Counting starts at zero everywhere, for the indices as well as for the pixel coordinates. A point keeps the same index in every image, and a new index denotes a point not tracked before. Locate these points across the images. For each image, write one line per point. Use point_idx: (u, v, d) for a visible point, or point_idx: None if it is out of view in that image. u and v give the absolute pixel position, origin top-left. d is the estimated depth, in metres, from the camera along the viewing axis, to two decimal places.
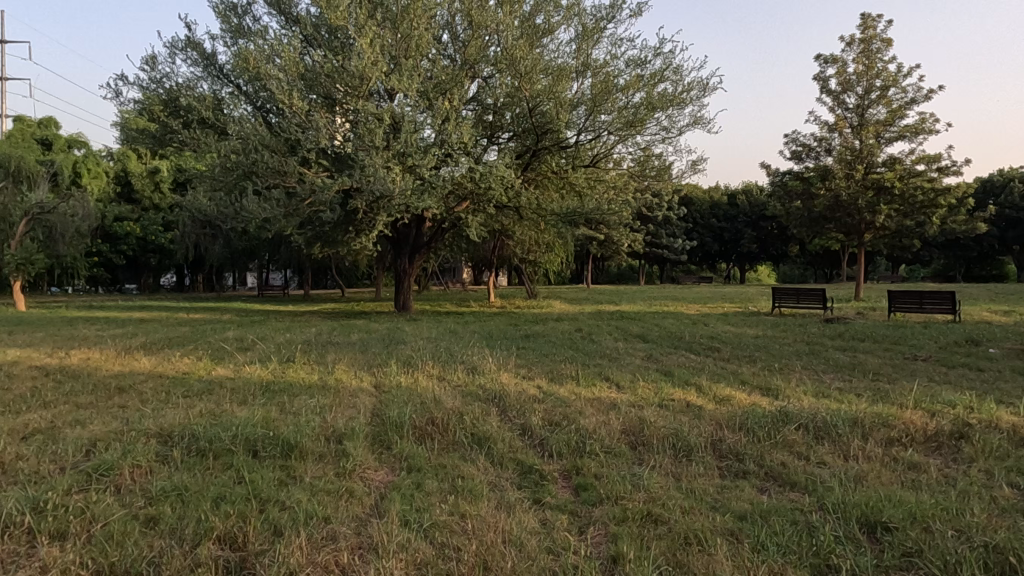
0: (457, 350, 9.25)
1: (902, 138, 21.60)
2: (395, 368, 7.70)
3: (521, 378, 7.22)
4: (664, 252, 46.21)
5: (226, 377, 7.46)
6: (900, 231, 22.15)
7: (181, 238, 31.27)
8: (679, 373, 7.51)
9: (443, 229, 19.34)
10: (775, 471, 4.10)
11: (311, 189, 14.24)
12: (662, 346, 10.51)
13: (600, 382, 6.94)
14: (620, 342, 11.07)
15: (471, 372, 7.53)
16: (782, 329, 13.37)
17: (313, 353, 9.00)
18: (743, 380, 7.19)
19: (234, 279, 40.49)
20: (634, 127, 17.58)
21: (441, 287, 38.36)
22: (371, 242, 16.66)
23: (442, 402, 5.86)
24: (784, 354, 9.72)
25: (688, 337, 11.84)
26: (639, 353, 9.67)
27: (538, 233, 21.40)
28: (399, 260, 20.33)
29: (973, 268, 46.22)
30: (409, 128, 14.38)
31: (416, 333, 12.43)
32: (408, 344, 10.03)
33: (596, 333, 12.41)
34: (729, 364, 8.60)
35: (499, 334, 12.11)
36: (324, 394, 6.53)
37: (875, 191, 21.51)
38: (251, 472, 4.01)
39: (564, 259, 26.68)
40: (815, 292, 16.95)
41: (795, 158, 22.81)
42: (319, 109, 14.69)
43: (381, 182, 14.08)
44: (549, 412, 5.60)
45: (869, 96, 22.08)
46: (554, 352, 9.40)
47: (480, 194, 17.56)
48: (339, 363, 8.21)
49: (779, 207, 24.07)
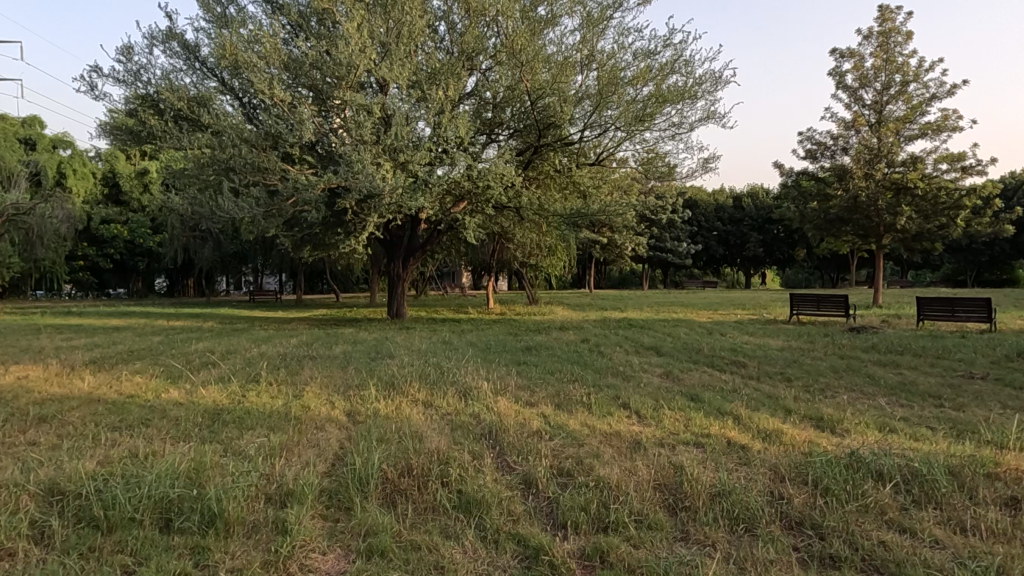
0: (450, 366, 8.15)
1: (923, 136, 20.48)
2: (375, 390, 6.58)
3: (523, 404, 6.09)
4: (668, 256, 45.03)
5: (175, 402, 6.32)
6: (921, 234, 21.02)
7: (170, 241, 30.20)
8: (708, 397, 6.40)
9: (439, 231, 18.19)
10: (874, 557, 2.98)
11: (295, 187, 13.11)
12: (680, 361, 9.40)
13: (617, 411, 5.80)
14: (632, 356, 9.94)
15: (462, 395, 6.42)
16: (806, 339, 12.26)
17: (286, 371, 7.87)
18: (785, 406, 6.08)
19: (227, 284, 39.35)
20: (642, 122, 16.44)
21: (439, 292, 37.25)
22: (361, 245, 15.54)
23: (425, 440, 4.73)
24: (820, 371, 8.60)
25: (706, 349, 10.72)
26: (656, 369, 8.56)
27: (539, 235, 20.27)
28: (391, 264, 19.13)
29: (983, 273, 45.09)
30: (401, 121, 13.26)
31: (407, 345, 11.33)
32: (396, 359, 8.91)
33: (604, 344, 11.29)
34: (763, 384, 7.49)
35: (499, 346, 10.96)
36: (284, 426, 5.38)
37: (895, 192, 20.38)
38: (148, 563, 2.89)
39: (566, 263, 25.52)
40: (837, 299, 15.85)
41: (810, 157, 21.70)
42: (303, 101, 13.53)
43: (369, 179, 12.95)
44: (558, 453, 4.48)
45: (888, 92, 20.96)
46: (560, 369, 8.24)
47: (478, 193, 16.43)
48: (312, 383, 7.09)
49: (791, 209, 22.99)
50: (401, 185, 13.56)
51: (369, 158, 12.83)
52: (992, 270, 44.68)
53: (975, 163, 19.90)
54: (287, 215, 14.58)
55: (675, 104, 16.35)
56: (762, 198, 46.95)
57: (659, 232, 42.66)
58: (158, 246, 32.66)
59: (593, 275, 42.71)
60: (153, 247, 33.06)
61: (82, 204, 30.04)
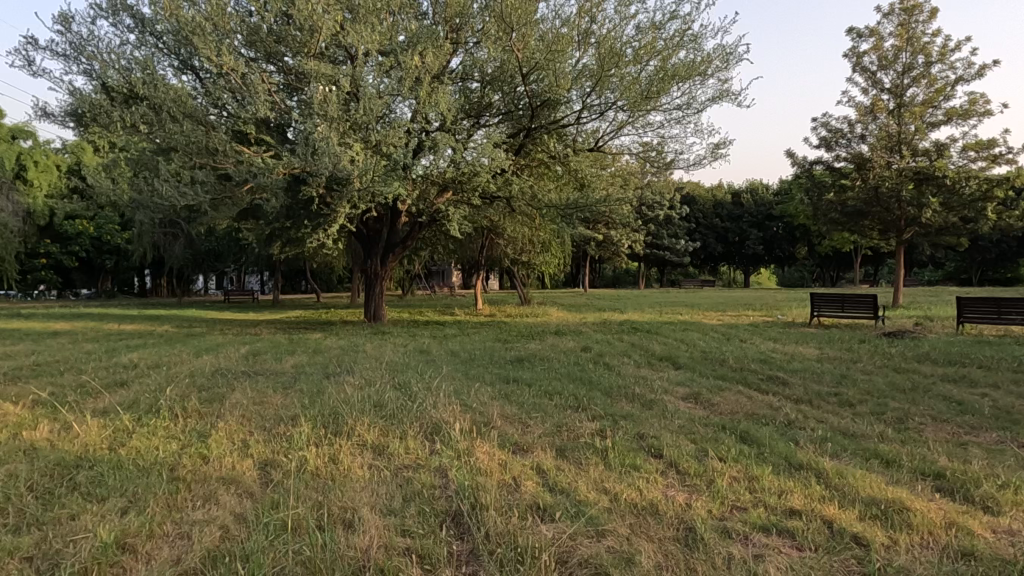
0: (423, 387, 6.45)
1: (948, 122, 18.82)
2: (308, 429, 4.81)
3: (511, 452, 4.36)
4: (665, 254, 43.34)
5: (26, 447, 4.54)
6: (945, 229, 19.40)
7: (138, 238, 28.32)
8: (763, 437, 4.69)
9: (420, 224, 16.48)
10: None
11: (250, 171, 11.25)
12: (704, 377, 7.70)
13: (646, 463, 4.08)
14: (645, 370, 8.22)
15: (428, 437, 4.67)
16: (842, 347, 10.58)
17: (207, 396, 6.09)
18: (877, 452, 4.37)
19: (204, 283, 37.32)
20: (647, 101, 14.73)
21: (426, 292, 35.49)
22: (330, 239, 13.75)
23: (357, 531, 3.00)
24: (883, 392, 6.90)
25: (730, 359, 9.03)
26: (678, 390, 6.87)
27: (532, 230, 18.55)
28: (367, 261, 17.20)
29: (987, 271, 43.59)
30: (372, 96, 11.49)
31: (379, 354, 9.61)
32: (356, 377, 7.19)
33: (608, 354, 9.56)
34: (823, 412, 5.80)
35: (484, 357, 9.22)
36: (158, 493, 3.62)
37: (919, 183, 18.60)
38: None
39: (560, 261, 23.83)
40: (864, 299, 14.21)
41: (824, 145, 20.05)
42: (262, 73, 11.71)
43: (335, 160, 11.17)
44: (567, 559, 2.76)
45: (909, 74, 19.33)
46: (560, 391, 6.50)
47: (464, 180, 14.69)
48: (230, 417, 5.31)
49: (803, 202, 21.34)
50: (375, 169, 11.76)
51: (335, 136, 10.99)
52: (995, 269, 43.21)
53: (1005, 151, 18.25)
54: (244, 204, 12.77)
55: (683, 81, 14.60)
56: (762, 194, 45.36)
57: (655, 228, 40.91)
58: (126, 243, 30.70)
59: (587, 273, 40.98)
60: (122, 244, 31.15)
61: (44, 198, 27.96)
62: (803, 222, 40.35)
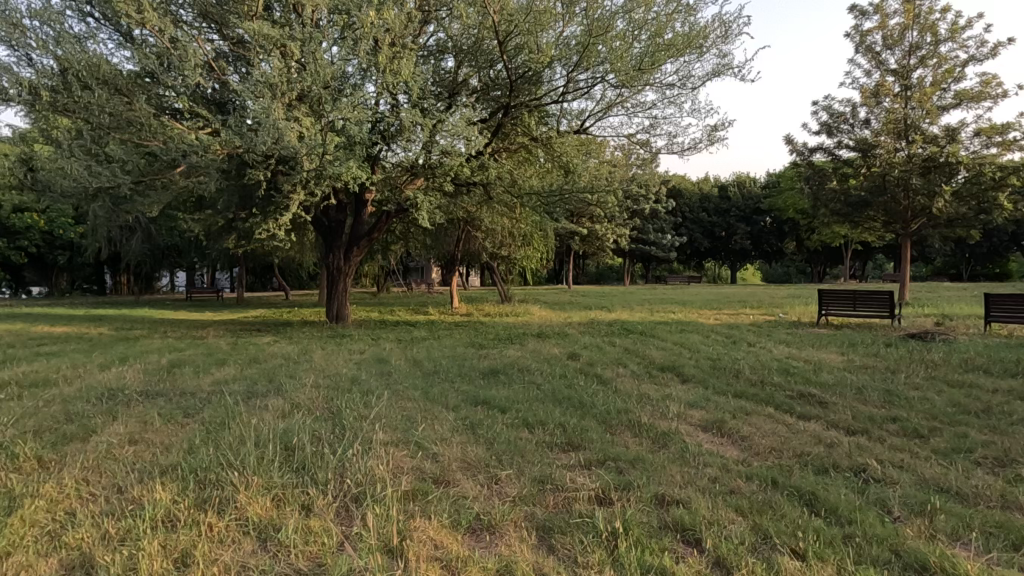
0: (363, 420, 4.90)
1: (959, 106, 17.45)
2: (167, 497, 3.23)
3: (470, 544, 2.84)
4: (650, 249, 41.77)
5: None
6: (953, 220, 18.11)
7: (91, 233, 26.33)
8: (841, 505, 3.21)
9: (388, 214, 14.86)
10: None
11: (179, 148, 9.55)
12: (722, 396, 6.23)
13: (678, 563, 2.59)
14: (647, 385, 6.74)
15: (346, 512, 3.15)
16: (865, 353, 9.18)
17: (65, 436, 4.48)
18: (1019, 530, 2.92)
19: (167, 279, 35.30)
20: (640, 76, 13.18)
21: (402, 288, 33.87)
22: (282, 229, 12.13)
23: None
24: (950, 416, 5.48)
25: (744, 369, 7.60)
26: (693, 416, 5.40)
27: (512, 219, 17.01)
28: (328, 256, 15.47)
29: (974, 266, 42.76)
30: (323, 62, 9.85)
31: (330, 366, 8.07)
32: (284, 401, 5.62)
33: (600, 363, 8.07)
34: (895, 452, 4.35)
35: (452, 368, 7.69)
36: None
37: (926, 171, 17.22)
38: None
39: (542, 256, 22.33)
40: (879, 297, 12.87)
41: (825, 131, 18.73)
42: (195, 35, 10.02)
43: (279, 136, 9.55)
44: None
45: (916, 54, 17.92)
46: (544, 421, 4.99)
47: (435, 165, 13.15)
48: (73, 471, 3.72)
49: (802, 192, 19.97)
50: (327, 147, 10.17)
51: (277, 106, 9.39)
52: (983, 263, 42.40)
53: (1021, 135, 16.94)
54: (179, 189, 11.09)
55: (680, 54, 13.04)
56: (749, 188, 44.11)
57: (640, 221, 39.45)
58: (80, 238, 28.64)
59: (571, 269, 39.48)
60: (76, 239, 29.08)
61: None
62: (793, 215, 39.11)
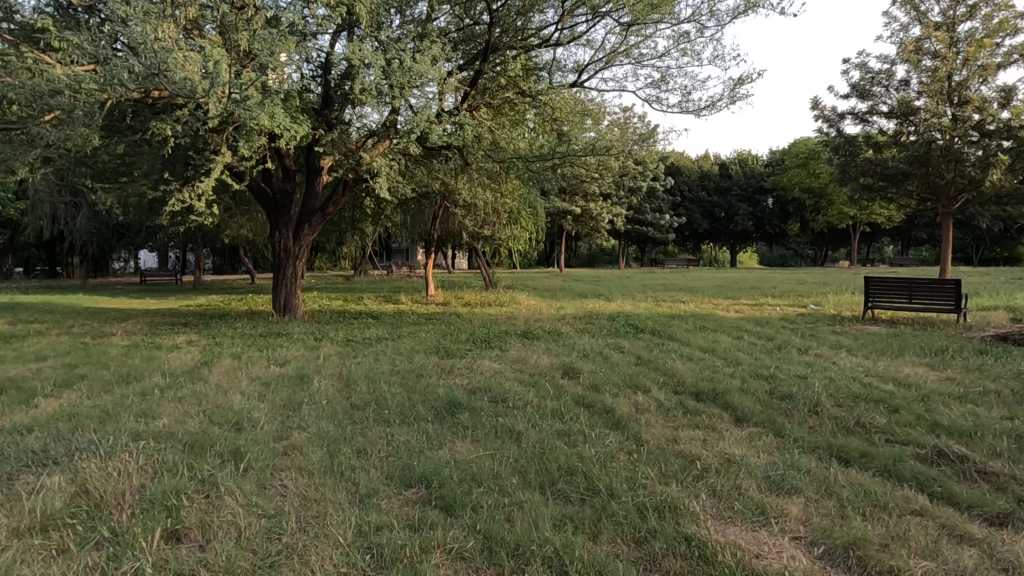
0: (162, 563, 2.47)
1: (1014, 64, 14.91)
2: None
3: None
4: (647, 231, 38.56)
5: None
6: (1004, 196, 15.72)
7: (29, 209, 23.61)
8: None
9: (346, 184, 12.23)
10: None
11: (32, 84, 6.98)
12: (816, 462, 3.83)
13: None
14: (686, 434, 4.35)
15: None
16: (964, 366, 6.77)
17: None
18: None
19: (124, 261, 32.52)
20: (653, 12, 10.60)
21: (380, 271, 31.35)
22: (198, 199, 9.57)
23: None
24: None
25: (823, 401, 5.17)
26: (792, 520, 2.99)
27: (496, 191, 14.43)
28: (274, 234, 12.79)
29: (985, 251, 40.51)
30: None
31: (223, 389, 5.63)
32: (65, 486, 3.17)
33: (610, 387, 5.66)
34: None
35: (393, 397, 5.24)
36: None
37: (978, 139, 14.84)
38: None
39: (532, 237, 19.80)
40: (943, 286, 10.49)
41: (856, 95, 16.34)
42: None
43: (170, 67, 6.97)
44: None
45: (963, 4, 15.37)
46: (525, 553, 2.56)
47: (399, 121, 10.60)
48: None
49: (828, 164, 17.55)
50: (242, 84, 7.61)
51: (165, 22, 6.89)
52: (993, 248, 40.23)
53: None
54: (54, 145, 8.49)
55: None
56: (751, 165, 41.74)
57: (637, 201, 36.93)
58: (19, 216, 25.90)
59: (563, 252, 36.97)
60: (17, 216, 26.25)
61: None
62: (798, 195, 36.78)
